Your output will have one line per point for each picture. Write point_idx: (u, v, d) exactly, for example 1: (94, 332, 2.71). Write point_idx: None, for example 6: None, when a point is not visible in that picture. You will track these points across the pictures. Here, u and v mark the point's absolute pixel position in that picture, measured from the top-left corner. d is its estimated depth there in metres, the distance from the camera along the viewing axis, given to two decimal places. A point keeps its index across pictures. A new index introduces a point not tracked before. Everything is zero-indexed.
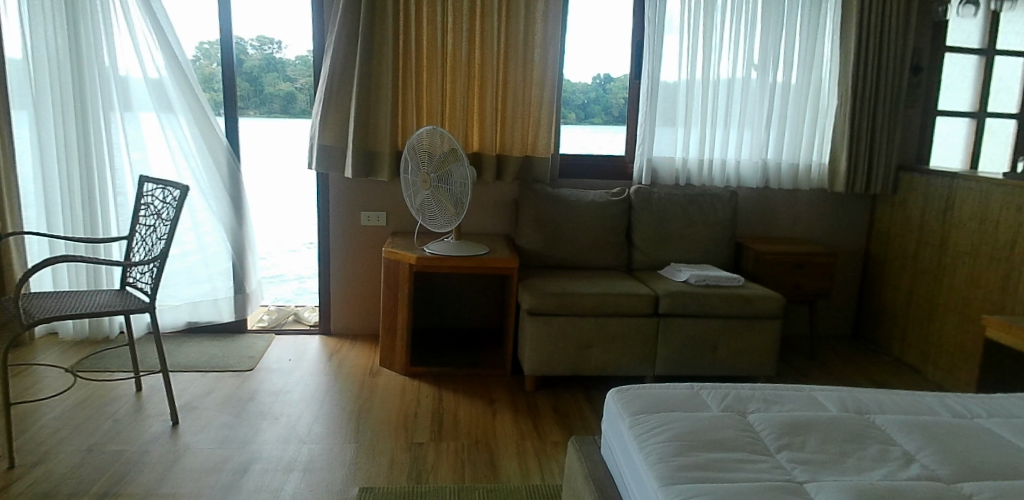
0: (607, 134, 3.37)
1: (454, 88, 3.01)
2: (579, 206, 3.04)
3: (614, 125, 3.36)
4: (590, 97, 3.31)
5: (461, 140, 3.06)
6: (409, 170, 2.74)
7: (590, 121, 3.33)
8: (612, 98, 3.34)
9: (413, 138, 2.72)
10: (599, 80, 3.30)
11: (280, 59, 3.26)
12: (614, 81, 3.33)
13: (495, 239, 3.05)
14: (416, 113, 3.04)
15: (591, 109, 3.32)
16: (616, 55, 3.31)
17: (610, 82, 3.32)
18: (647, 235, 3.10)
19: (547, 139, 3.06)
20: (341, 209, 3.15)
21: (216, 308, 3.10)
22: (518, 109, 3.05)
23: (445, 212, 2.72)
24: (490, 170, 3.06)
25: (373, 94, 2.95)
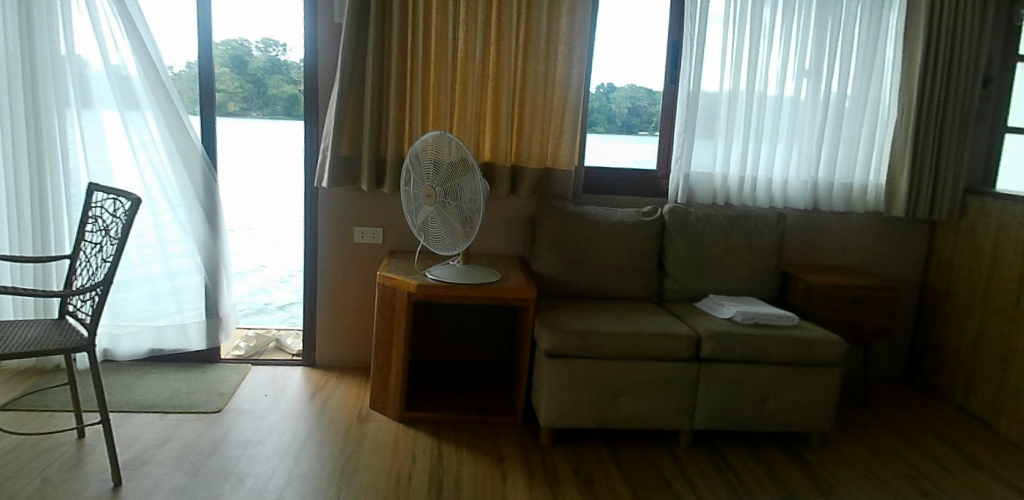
0: (614, 144, 2.95)
1: (465, 89, 2.61)
2: (606, 227, 2.64)
3: (618, 135, 2.94)
4: (591, 106, 2.89)
5: (471, 149, 2.66)
6: (414, 180, 2.35)
7: (591, 131, 2.91)
8: (614, 107, 2.92)
9: (418, 143, 2.32)
10: (603, 89, 2.89)
11: (284, 61, 3.01)
12: (616, 90, 2.91)
13: (507, 263, 2.65)
14: (421, 115, 2.64)
15: (592, 118, 2.90)
16: (649, 57, 2.92)
17: (614, 92, 2.91)
18: (682, 261, 2.69)
19: (570, 150, 2.66)
20: (332, 223, 2.75)
21: (183, 334, 2.70)
22: (538, 114, 2.65)
23: (451, 233, 2.31)
24: (504, 183, 2.66)
25: (373, 92, 2.55)
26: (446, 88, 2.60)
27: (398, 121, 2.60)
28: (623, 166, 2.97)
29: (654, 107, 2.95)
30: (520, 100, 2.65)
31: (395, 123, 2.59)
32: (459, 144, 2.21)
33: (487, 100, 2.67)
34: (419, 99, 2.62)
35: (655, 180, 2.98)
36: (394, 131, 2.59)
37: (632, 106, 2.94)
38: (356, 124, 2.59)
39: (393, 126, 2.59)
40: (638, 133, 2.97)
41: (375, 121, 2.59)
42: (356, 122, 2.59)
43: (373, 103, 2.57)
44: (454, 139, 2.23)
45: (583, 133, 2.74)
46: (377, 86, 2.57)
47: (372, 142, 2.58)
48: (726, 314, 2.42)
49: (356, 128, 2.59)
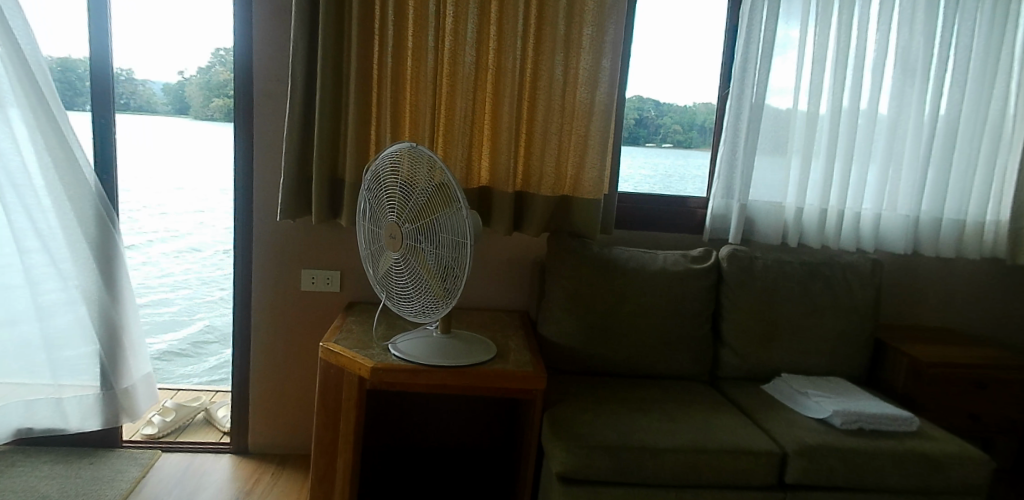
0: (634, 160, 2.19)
1: (454, 84, 1.91)
2: (642, 279, 1.93)
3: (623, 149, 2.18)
4: None
5: (461, 167, 1.95)
6: (375, 213, 1.62)
7: None
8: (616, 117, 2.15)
9: (381, 159, 1.60)
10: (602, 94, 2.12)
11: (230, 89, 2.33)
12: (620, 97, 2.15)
13: (505, 325, 1.94)
14: (392, 119, 1.94)
15: None
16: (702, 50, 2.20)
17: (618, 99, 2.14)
18: (745, 326, 1.98)
19: (597, 168, 1.93)
20: (272, 264, 2.04)
21: (59, 411, 2.02)
22: (553, 122, 1.94)
23: (428, 291, 1.57)
24: (504, 214, 1.94)
25: (327, 87, 1.86)
26: (428, 82, 1.89)
27: (362, 125, 1.90)
28: (659, 190, 2.21)
29: (664, 119, 2.20)
30: (529, 102, 1.95)
31: (357, 128, 1.88)
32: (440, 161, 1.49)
33: (484, 99, 1.97)
34: (392, 97, 1.92)
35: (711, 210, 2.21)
36: (355, 138, 1.88)
37: (640, 117, 2.19)
38: (302, 130, 1.90)
39: (353, 132, 1.88)
40: (643, 146, 2.21)
41: (328, 128, 1.89)
42: (302, 127, 1.89)
43: (326, 105, 1.86)
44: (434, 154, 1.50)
45: (618, 149, 2.01)
46: (331, 78, 1.87)
47: (321, 157, 1.87)
48: (822, 414, 1.71)
49: (293, 141, 1.88)
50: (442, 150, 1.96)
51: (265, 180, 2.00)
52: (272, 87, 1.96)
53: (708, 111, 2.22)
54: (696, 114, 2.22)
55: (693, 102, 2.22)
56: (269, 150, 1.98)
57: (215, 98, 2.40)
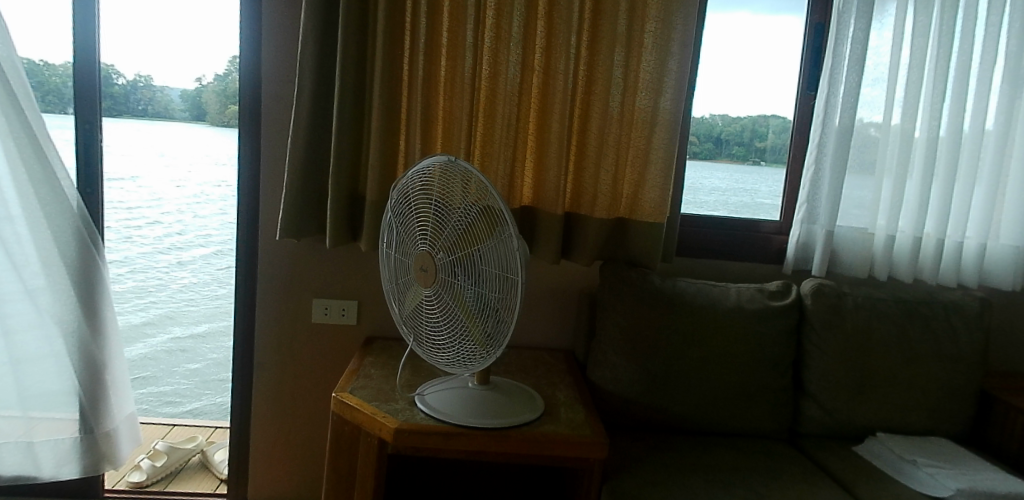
0: None
1: (496, 90, 1.63)
2: (713, 318, 1.63)
3: None
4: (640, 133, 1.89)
5: (503, 184, 1.66)
6: (402, 240, 1.33)
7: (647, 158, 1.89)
8: None
9: (410, 175, 1.31)
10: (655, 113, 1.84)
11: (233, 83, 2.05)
12: None
13: (550, 370, 1.65)
14: (422, 129, 1.67)
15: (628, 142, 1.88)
16: (775, 55, 1.90)
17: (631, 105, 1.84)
18: (832, 375, 1.68)
19: (661, 188, 1.63)
20: (278, 292, 1.76)
21: (30, 458, 1.76)
22: (610, 134, 1.66)
23: (467, 337, 1.29)
24: (551, 238, 1.65)
25: (346, 91, 1.60)
26: (465, 87, 1.62)
27: (388, 134, 1.63)
28: (721, 213, 1.92)
29: None
30: (582, 112, 1.67)
31: (381, 138, 1.62)
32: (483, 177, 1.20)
33: (530, 106, 1.70)
34: (421, 103, 1.64)
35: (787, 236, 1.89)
36: (378, 150, 1.62)
37: None
38: (317, 140, 1.64)
39: (377, 144, 1.62)
40: None
41: (347, 137, 1.63)
42: (316, 136, 1.64)
43: (344, 110, 1.61)
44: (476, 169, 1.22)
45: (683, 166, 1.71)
46: (349, 79, 1.61)
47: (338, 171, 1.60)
48: (942, 493, 1.40)
49: (306, 152, 1.63)
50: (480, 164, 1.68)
51: (272, 195, 1.73)
52: (283, 89, 1.69)
53: (725, 122, 1.92)
54: (713, 126, 1.91)
55: (710, 114, 1.91)
56: (276, 161, 1.72)
57: (229, 105, 2.05)
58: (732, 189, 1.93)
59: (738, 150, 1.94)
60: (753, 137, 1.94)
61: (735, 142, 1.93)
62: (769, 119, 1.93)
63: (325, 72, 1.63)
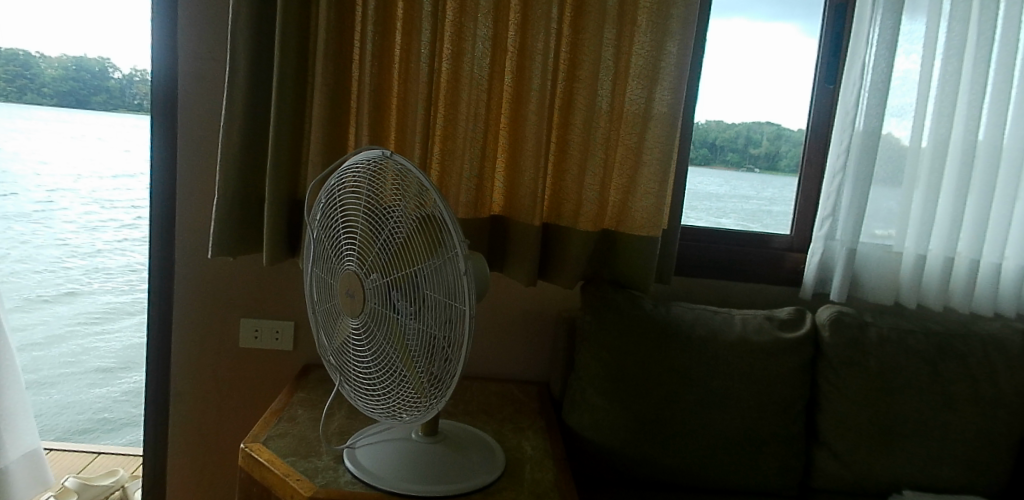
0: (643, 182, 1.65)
1: (460, 73, 1.36)
2: (713, 353, 1.36)
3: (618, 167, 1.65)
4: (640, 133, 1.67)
5: (470, 186, 1.39)
6: (328, 255, 1.06)
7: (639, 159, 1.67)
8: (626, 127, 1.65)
9: (338, 172, 1.04)
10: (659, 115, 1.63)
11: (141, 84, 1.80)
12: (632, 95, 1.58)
13: (518, 412, 1.38)
14: (372, 119, 1.39)
15: None
16: (793, 45, 1.64)
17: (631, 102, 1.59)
18: (851, 422, 1.42)
19: (655, 195, 1.37)
20: (201, 310, 1.50)
21: None
22: (597, 129, 1.39)
23: (407, 382, 1.02)
24: (525, 253, 1.39)
25: (282, 70, 1.32)
26: (423, 68, 1.34)
27: (333, 124, 1.37)
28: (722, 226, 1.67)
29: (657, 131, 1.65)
30: (564, 103, 1.41)
31: (324, 129, 1.36)
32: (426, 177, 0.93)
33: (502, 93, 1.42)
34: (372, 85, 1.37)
35: (801, 254, 1.63)
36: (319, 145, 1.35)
37: None
38: (246, 130, 1.37)
39: (318, 137, 1.36)
40: None
41: (285, 127, 1.35)
42: (246, 126, 1.37)
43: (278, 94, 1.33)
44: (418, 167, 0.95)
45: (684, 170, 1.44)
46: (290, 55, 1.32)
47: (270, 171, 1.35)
48: None
49: (234, 146, 1.36)
50: (440, 163, 1.41)
51: (195, 196, 1.46)
52: (208, 71, 1.42)
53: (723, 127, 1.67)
54: (708, 130, 1.66)
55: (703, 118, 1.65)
56: (199, 153, 1.44)
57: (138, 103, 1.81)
58: (727, 200, 1.68)
59: (732, 157, 1.70)
60: (747, 143, 1.70)
61: (729, 149, 1.69)
62: (764, 124, 1.69)
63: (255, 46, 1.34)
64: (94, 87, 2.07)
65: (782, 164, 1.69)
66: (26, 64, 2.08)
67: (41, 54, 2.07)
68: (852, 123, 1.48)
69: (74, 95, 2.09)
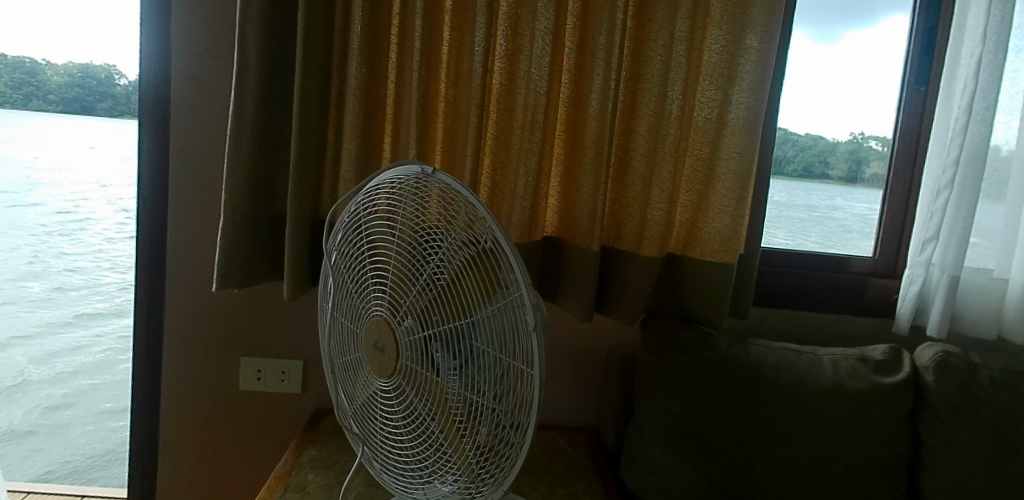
0: None
1: (516, 74, 1.18)
2: (804, 403, 1.14)
3: None
4: None
5: (526, 203, 1.21)
6: (350, 294, 0.85)
7: None
8: None
9: (365, 195, 0.84)
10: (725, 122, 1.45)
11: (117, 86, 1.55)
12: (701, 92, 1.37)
13: (570, 471, 1.17)
14: (419, 126, 1.22)
15: None
16: (882, 41, 1.43)
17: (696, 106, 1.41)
18: (966, 485, 1.18)
19: (732, 212, 1.17)
20: (197, 347, 1.29)
21: None
22: (666, 135, 1.18)
23: (450, 461, 0.80)
24: (581, 283, 1.20)
25: (307, 74, 1.15)
26: (477, 70, 1.17)
27: (368, 136, 1.24)
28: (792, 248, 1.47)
29: None
30: (627, 104, 1.20)
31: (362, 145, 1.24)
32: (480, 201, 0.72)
33: (560, 95, 1.23)
34: (419, 92, 1.20)
35: (888, 280, 1.42)
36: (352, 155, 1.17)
37: None
38: (257, 142, 1.19)
39: (352, 152, 1.23)
40: None
41: (311, 141, 1.18)
42: (258, 136, 1.19)
43: (302, 102, 1.15)
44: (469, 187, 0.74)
45: (763, 185, 1.24)
46: (316, 56, 1.15)
47: (298, 185, 1.17)
48: None
49: (245, 162, 1.18)
50: (491, 180, 1.23)
51: (189, 216, 1.25)
52: (212, 72, 1.22)
53: None
54: None
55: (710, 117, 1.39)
56: (202, 168, 1.24)
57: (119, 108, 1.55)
58: (790, 220, 1.49)
59: None
60: None
61: None
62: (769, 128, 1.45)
63: (270, 45, 1.17)
64: (102, 94, 1.60)
65: (787, 169, 1.49)
66: (31, 72, 1.61)
67: (47, 60, 1.60)
68: (942, 134, 1.31)
69: (80, 103, 1.62)
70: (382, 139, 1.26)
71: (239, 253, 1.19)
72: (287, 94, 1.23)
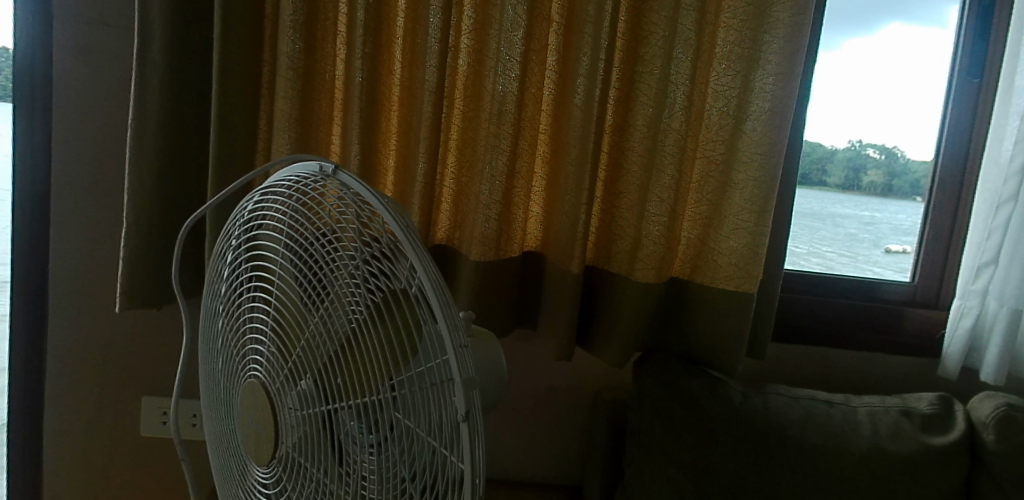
0: None
1: (484, 54, 0.94)
2: (838, 470, 0.90)
3: None
4: None
5: (493, 213, 0.95)
6: (236, 337, 0.62)
7: None
8: None
9: (262, 201, 0.61)
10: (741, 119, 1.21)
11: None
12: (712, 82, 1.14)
13: None
14: (365, 115, 0.95)
15: None
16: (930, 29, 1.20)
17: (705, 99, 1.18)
18: None
19: (748, 226, 0.96)
20: (91, 381, 1.05)
21: None
22: (668, 131, 0.94)
23: None
24: (562, 312, 0.96)
25: (229, 48, 0.90)
26: (433, 46, 0.93)
27: (304, 125, 0.96)
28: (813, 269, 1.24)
29: None
30: (622, 91, 0.96)
31: (294, 136, 0.95)
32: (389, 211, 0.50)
33: (541, 78, 0.98)
34: (362, 70, 0.93)
35: (927, 310, 1.20)
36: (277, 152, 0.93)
37: None
38: (169, 130, 0.93)
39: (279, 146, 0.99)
40: None
41: (236, 133, 0.93)
42: (167, 127, 0.93)
43: (220, 80, 0.90)
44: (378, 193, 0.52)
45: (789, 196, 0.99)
46: (245, 24, 0.91)
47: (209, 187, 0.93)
48: None
49: (155, 151, 0.93)
50: (456, 184, 1.00)
51: (78, 218, 1.01)
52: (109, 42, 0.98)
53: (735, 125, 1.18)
54: None
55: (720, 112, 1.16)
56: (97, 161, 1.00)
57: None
58: (813, 235, 1.26)
59: None
60: None
61: None
62: None
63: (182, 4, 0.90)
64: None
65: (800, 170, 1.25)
66: None
67: None
68: (1000, 139, 1.07)
69: None
70: (318, 126, 0.98)
71: (135, 270, 0.95)
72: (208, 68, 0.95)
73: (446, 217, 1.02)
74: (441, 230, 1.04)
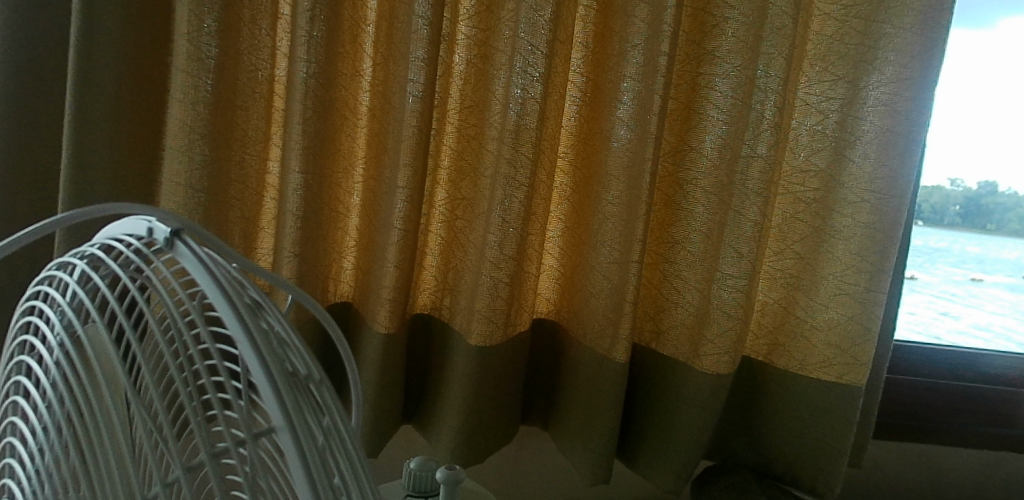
0: None
1: (492, 48, 0.68)
2: None
3: None
4: None
5: (504, 273, 0.66)
6: None
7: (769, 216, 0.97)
8: None
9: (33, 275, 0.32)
10: None
11: None
12: None
13: None
14: (311, 133, 0.66)
15: None
16: None
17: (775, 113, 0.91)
18: None
19: (860, 293, 0.68)
20: None
21: None
22: (752, 158, 0.66)
23: None
24: (595, 411, 0.68)
25: (90, 30, 0.61)
26: (420, 32, 0.64)
27: (223, 143, 0.67)
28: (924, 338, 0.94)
29: None
30: (684, 101, 0.69)
31: (200, 158, 0.65)
32: (262, 353, 0.23)
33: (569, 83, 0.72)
34: (308, 65, 0.64)
35: None
36: (190, 180, 0.65)
37: None
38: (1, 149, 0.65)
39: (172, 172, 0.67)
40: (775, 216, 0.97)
41: (103, 156, 0.65)
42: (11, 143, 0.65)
43: (75, 79, 0.62)
44: (236, 295, 0.25)
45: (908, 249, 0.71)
46: None
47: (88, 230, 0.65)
48: None
49: None
50: (451, 225, 0.73)
51: None
52: None
53: None
54: None
55: None
56: None
57: None
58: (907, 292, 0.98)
59: None
60: None
61: None
62: None
63: None
64: None
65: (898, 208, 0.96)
66: None
67: None
68: None
69: None
70: (242, 147, 0.69)
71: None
72: (56, 59, 0.67)
73: (436, 274, 0.75)
74: (427, 290, 0.76)
